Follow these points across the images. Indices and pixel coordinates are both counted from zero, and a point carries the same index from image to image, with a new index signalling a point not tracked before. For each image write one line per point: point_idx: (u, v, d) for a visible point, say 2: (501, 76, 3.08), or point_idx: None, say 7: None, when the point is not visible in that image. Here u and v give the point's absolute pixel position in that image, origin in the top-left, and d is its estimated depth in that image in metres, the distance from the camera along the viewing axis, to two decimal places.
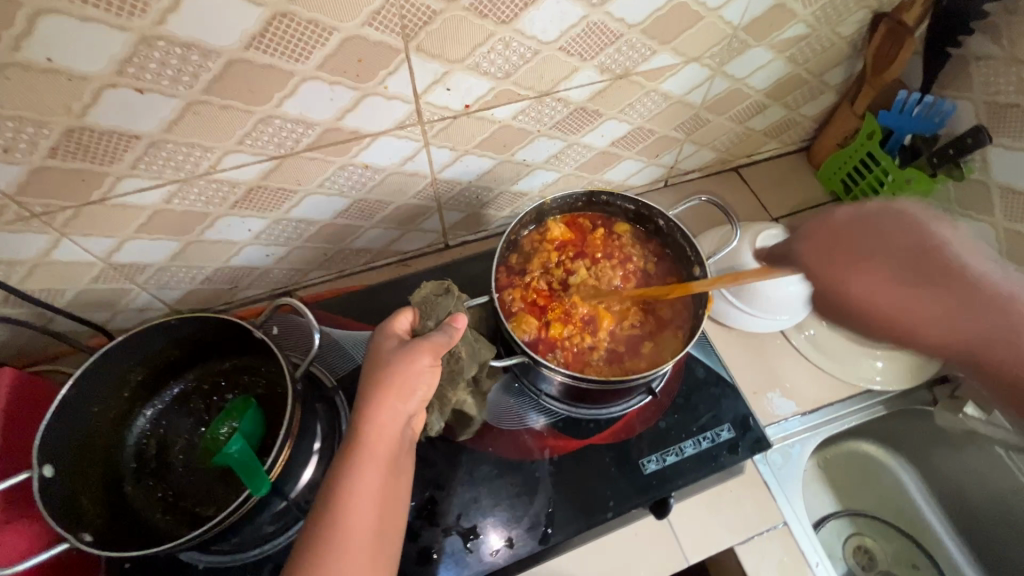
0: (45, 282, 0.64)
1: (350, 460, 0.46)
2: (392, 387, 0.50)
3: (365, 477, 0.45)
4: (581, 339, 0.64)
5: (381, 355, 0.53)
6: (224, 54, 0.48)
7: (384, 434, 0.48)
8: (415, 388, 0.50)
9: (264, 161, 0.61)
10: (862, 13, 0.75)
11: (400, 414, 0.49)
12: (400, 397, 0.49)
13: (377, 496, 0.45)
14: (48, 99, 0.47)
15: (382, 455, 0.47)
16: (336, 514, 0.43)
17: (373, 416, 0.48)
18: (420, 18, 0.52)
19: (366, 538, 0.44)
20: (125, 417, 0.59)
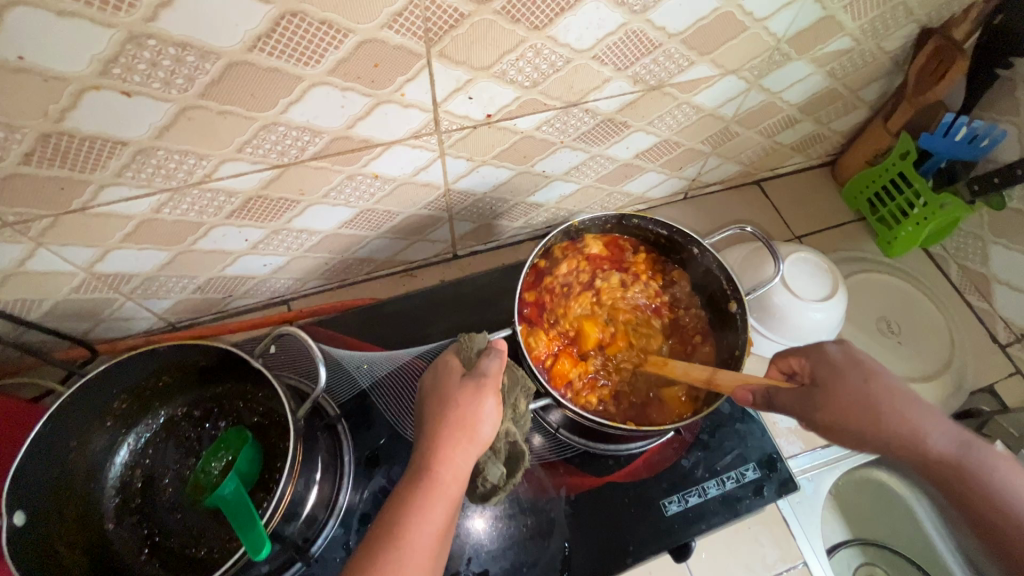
0: (19, 293, 0.59)
1: (415, 502, 0.41)
2: (457, 423, 0.45)
3: (429, 523, 0.40)
4: (592, 369, 0.61)
5: (446, 387, 0.48)
6: (224, 56, 0.43)
7: (455, 474, 0.43)
8: (484, 432, 0.45)
9: (264, 170, 0.55)
10: (909, 28, 0.71)
11: (469, 460, 0.44)
12: (473, 442, 0.45)
13: (433, 550, 0.40)
14: (19, 102, 0.41)
15: (447, 502, 0.42)
16: (390, 560, 0.38)
17: (444, 457, 0.43)
18: (446, 21, 0.47)
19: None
20: (107, 448, 0.54)
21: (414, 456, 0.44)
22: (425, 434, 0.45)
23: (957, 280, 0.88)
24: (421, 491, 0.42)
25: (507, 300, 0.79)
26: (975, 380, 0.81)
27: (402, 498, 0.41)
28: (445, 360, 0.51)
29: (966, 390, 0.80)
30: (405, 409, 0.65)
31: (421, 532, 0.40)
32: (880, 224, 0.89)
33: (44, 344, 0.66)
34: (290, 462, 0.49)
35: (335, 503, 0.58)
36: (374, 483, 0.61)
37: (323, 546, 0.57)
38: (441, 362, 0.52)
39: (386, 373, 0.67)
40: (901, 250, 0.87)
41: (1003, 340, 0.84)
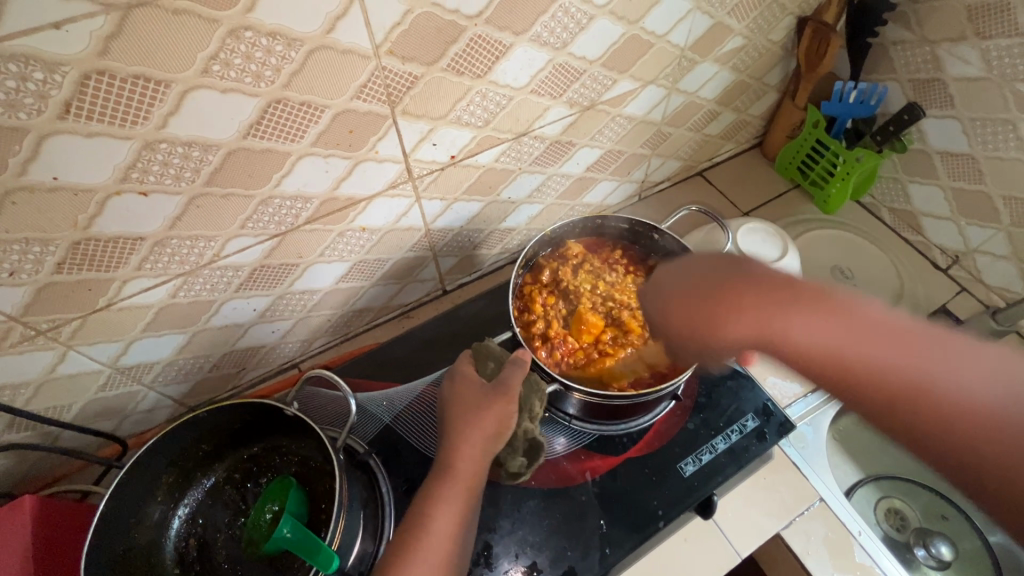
0: (52, 399, 0.62)
1: (437, 489, 0.51)
2: (477, 425, 0.54)
3: (449, 503, 0.51)
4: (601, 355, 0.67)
5: (460, 391, 0.58)
6: (224, 145, 0.50)
7: (476, 468, 0.53)
8: (492, 426, 0.55)
9: (265, 241, 0.62)
10: (788, 20, 0.83)
11: (486, 450, 0.54)
12: (484, 436, 0.54)
13: (453, 522, 0.50)
14: (53, 216, 0.47)
15: (463, 487, 0.52)
16: (420, 533, 0.49)
17: (458, 450, 0.53)
18: (403, 84, 0.55)
19: (439, 558, 0.48)
20: (159, 523, 0.57)
21: (442, 451, 0.55)
22: (444, 434, 0.56)
23: (890, 221, 0.98)
24: (447, 479, 0.52)
25: (501, 319, 0.85)
26: (927, 304, 0.90)
27: (427, 487, 0.52)
28: (461, 367, 0.60)
29: (923, 314, 0.89)
30: (431, 434, 0.70)
31: (442, 512, 0.50)
32: (814, 187, 1.00)
33: (76, 447, 0.70)
34: (337, 496, 0.53)
35: (380, 533, 0.61)
36: None
37: None
38: (458, 367, 0.61)
39: (407, 404, 0.73)
40: (837, 205, 0.98)
41: (943, 265, 0.93)
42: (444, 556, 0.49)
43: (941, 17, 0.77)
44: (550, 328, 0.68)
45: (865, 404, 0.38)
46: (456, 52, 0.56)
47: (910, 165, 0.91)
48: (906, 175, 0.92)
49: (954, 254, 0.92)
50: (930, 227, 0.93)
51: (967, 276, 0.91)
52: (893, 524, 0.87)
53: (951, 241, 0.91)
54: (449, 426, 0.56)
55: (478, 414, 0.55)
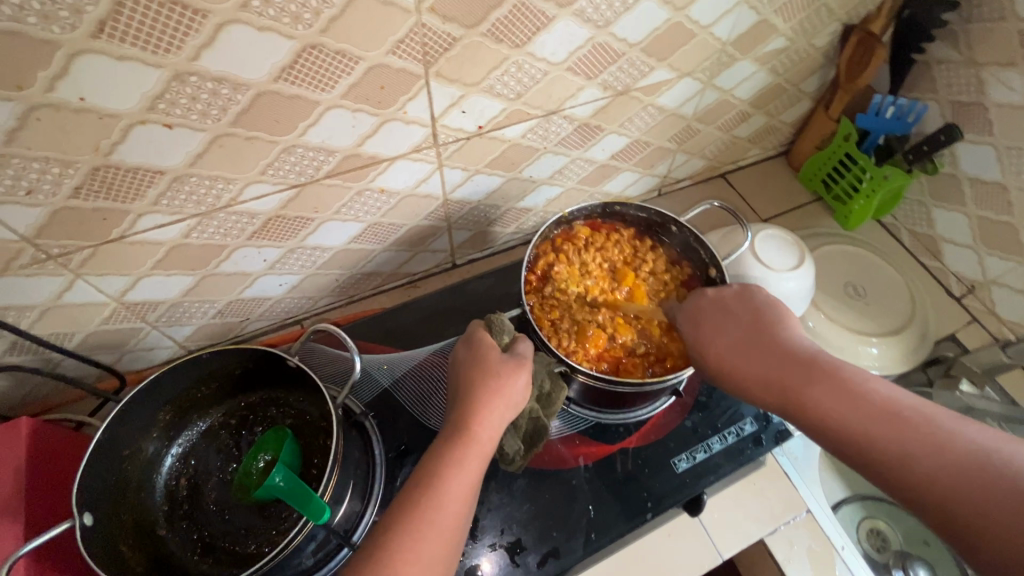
0: (56, 325, 0.62)
1: (456, 452, 0.50)
2: (494, 394, 0.54)
3: (467, 467, 0.50)
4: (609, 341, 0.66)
5: (481, 356, 0.57)
6: (254, 86, 0.49)
7: (491, 438, 0.52)
8: (514, 396, 0.55)
9: (284, 190, 0.61)
10: (834, 26, 0.81)
11: (502, 421, 0.53)
12: (505, 405, 0.54)
13: (470, 488, 0.49)
14: (76, 139, 0.46)
15: (482, 454, 0.51)
16: (436, 494, 0.47)
17: (480, 415, 0.52)
18: (441, 45, 0.54)
19: (453, 521, 0.47)
20: (152, 459, 0.57)
21: (455, 417, 0.53)
22: (463, 397, 0.54)
23: (909, 244, 0.97)
24: (462, 445, 0.50)
25: (508, 299, 0.85)
26: (937, 330, 0.89)
27: (443, 449, 0.50)
28: (481, 335, 0.59)
29: (931, 339, 0.88)
30: (429, 402, 0.70)
31: (461, 475, 0.49)
32: (836, 201, 0.99)
33: (74, 377, 0.70)
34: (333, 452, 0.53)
35: (369, 495, 0.61)
36: (405, 472, 0.66)
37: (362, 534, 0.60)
38: (475, 334, 0.60)
39: (408, 371, 0.72)
40: (858, 221, 0.97)
41: (957, 293, 0.92)
42: (457, 519, 0.47)
43: (991, 39, 0.76)
44: (555, 314, 0.68)
45: (769, 401, 0.55)
46: (497, 18, 0.54)
47: (937, 188, 0.89)
48: (932, 199, 0.91)
49: (970, 283, 0.91)
50: (950, 254, 0.92)
51: (979, 307, 0.90)
52: (874, 544, 0.87)
53: (969, 270, 0.90)
54: (469, 390, 0.54)
55: (495, 383, 0.54)
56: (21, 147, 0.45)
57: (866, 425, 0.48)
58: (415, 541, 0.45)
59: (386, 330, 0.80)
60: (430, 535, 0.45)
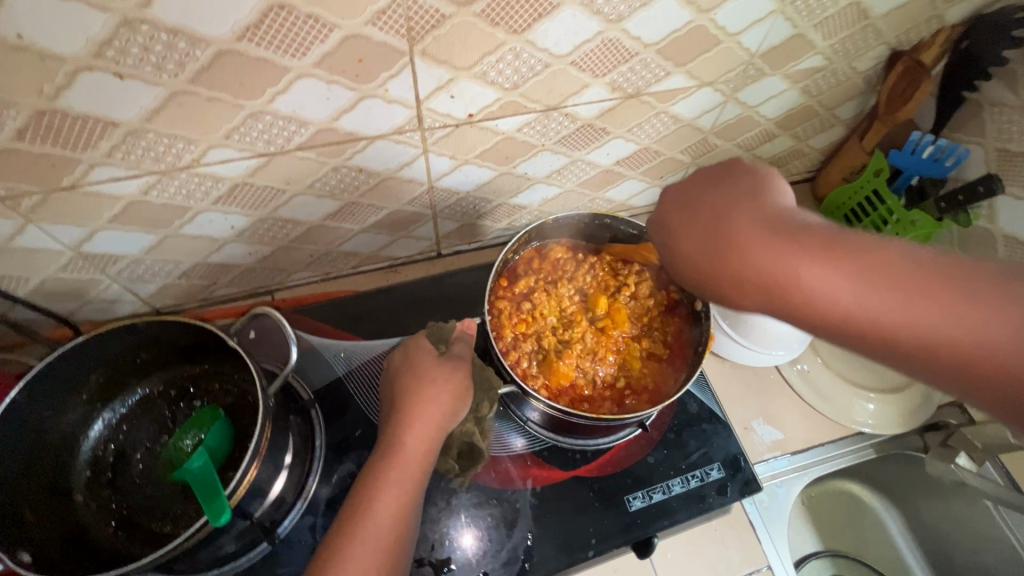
0: (7, 268, 0.60)
1: (385, 467, 0.48)
2: (420, 403, 0.52)
3: (396, 481, 0.47)
4: (572, 365, 0.62)
5: (415, 366, 0.55)
6: (214, 43, 0.45)
7: (422, 448, 0.50)
8: (447, 403, 0.53)
9: (251, 157, 0.57)
10: (880, 50, 0.74)
11: (435, 432, 0.51)
12: (437, 414, 0.51)
13: (403, 502, 0.47)
14: (16, 79, 0.43)
15: (414, 465, 0.49)
16: (362, 512, 0.45)
17: (410, 425, 0.50)
18: (428, 21, 0.49)
19: (383, 540, 0.45)
20: (82, 420, 0.55)
21: (388, 429, 0.51)
22: (395, 408, 0.52)
23: None
24: (391, 459, 0.48)
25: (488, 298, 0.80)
26: (942, 394, 0.82)
27: (372, 465, 0.49)
28: (416, 341, 0.57)
29: (934, 403, 0.81)
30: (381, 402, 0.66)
31: (390, 490, 0.47)
32: None
33: (29, 321, 0.68)
34: (253, 444, 0.49)
35: (303, 488, 0.59)
36: (343, 469, 0.62)
37: (289, 527, 0.58)
38: (414, 341, 0.58)
39: (364, 362, 0.69)
40: None
41: None
42: (391, 537, 0.45)
43: None
44: (517, 330, 0.64)
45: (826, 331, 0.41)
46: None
47: (968, 241, 0.82)
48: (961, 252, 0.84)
49: None
50: None
51: None
52: None
53: None
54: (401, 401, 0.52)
55: (426, 392, 0.52)
56: None
57: (941, 348, 0.36)
58: (341, 564, 0.43)
59: (355, 314, 0.77)
60: (357, 557, 0.43)
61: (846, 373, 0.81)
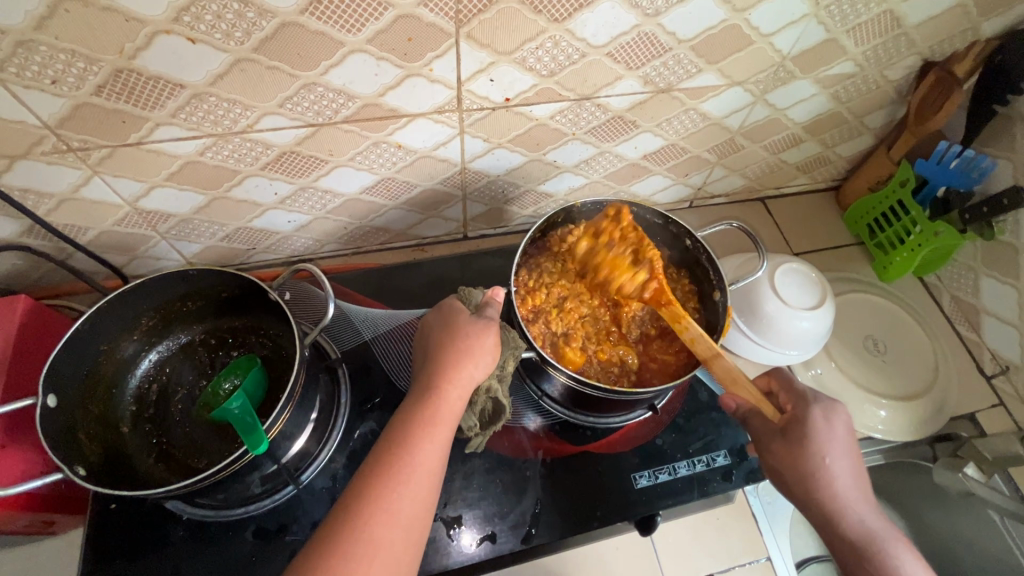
0: (71, 218, 0.65)
1: (426, 412, 0.49)
2: (459, 351, 0.53)
3: (437, 425, 0.49)
4: (569, 342, 0.65)
5: (451, 322, 0.56)
6: (279, 15, 0.49)
7: (461, 395, 0.51)
8: (485, 353, 0.54)
9: (301, 127, 0.61)
10: (912, 60, 0.75)
11: (472, 381, 0.52)
12: (475, 363, 0.53)
13: (442, 446, 0.48)
14: (101, 37, 0.47)
15: (452, 412, 0.50)
16: (407, 452, 0.46)
17: (450, 373, 0.52)
18: (475, 5, 0.52)
19: (426, 480, 0.46)
20: (130, 359, 0.60)
21: (426, 375, 0.52)
22: (432, 359, 0.54)
23: (948, 309, 0.91)
24: (432, 402, 0.50)
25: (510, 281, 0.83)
26: (956, 406, 0.83)
27: (415, 411, 0.49)
28: (450, 303, 0.59)
29: (947, 415, 0.81)
30: (403, 367, 0.69)
31: (433, 433, 0.48)
32: (877, 249, 0.92)
33: (84, 270, 0.73)
34: (289, 388, 0.53)
35: (326, 440, 0.62)
36: (366, 426, 0.65)
37: (312, 475, 0.61)
38: (447, 303, 0.60)
39: (389, 329, 0.72)
40: (896, 275, 0.90)
41: (988, 372, 0.86)
42: (432, 479, 0.47)
43: None
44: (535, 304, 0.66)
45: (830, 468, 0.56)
46: None
47: (991, 256, 0.82)
48: (983, 267, 0.84)
49: (1005, 363, 0.84)
50: (990, 328, 0.85)
51: (1009, 392, 0.84)
52: None
53: (1007, 349, 0.83)
54: (437, 353, 0.54)
55: (467, 342, 0.53)
56: (49, 36, 0.46)
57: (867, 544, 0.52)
58: (388, 500, 0.44)
59: (382, 286, 0.81)
60: (405, 494, 0.45)
61: (859, 378, 0.82)
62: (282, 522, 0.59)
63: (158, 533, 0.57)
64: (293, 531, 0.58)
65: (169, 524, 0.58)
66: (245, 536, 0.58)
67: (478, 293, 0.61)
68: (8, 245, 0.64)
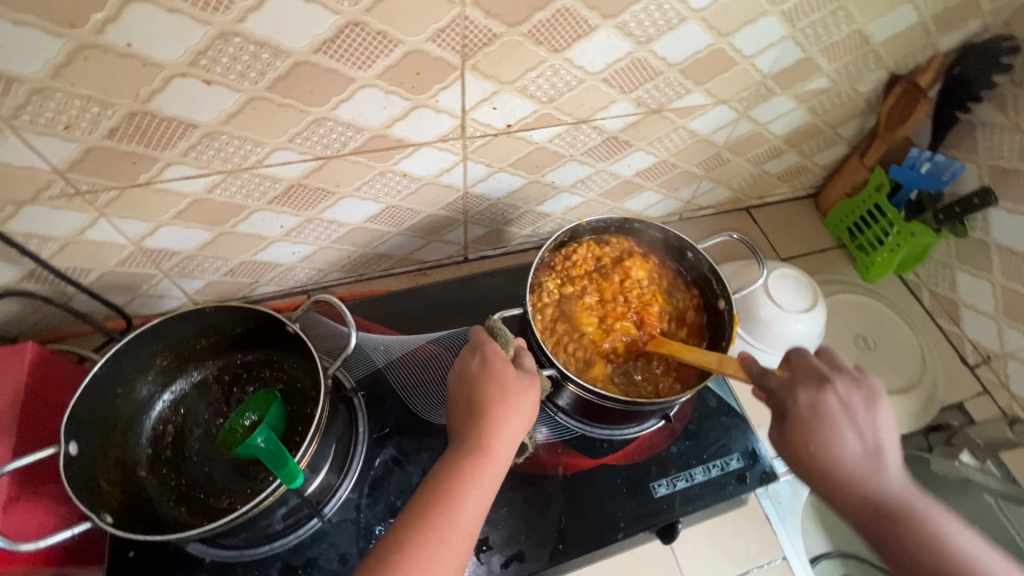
0: (73, 260, 0.64)
1: (473, 470, 0.49)
2: (503, 403, 0.53)
3: (484, 484, 0.49)
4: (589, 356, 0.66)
5: (494, 368, 0.55)
6: (294, 55, 0.50)
7: (505, 451, 0.52)
8: (526, 406, 0.54)
9: (309, 160, 0.62)
10: (880, 74, 0.80)
11: (513, 435, 0.53)
12: (518, 419, 0.53)
13: (474, 511, 0.48)
14: (118, 83, 0.48)
15: (498, 470, 0.51)
16: (454, 512, 0.47)
17: (498, 431, 0.52)
18: (480, 39, 0.55)
19: (465, 542, 0.46)
20: (145, 401, 0.59)
21: (472, 427, 0.52)
22: (476, 408, 0.53)
23: (928, 303, 0.95)
24: (474, 453, 0.50)
25: (513, 300, 0.85)
26: (944, 397, 0.86)
27: (458, 462, 0.50)
28: (491, 344, 0.57)
29: (936, 406, 0.85)
30: (418, 392, 0.69)
31: (477, 493, 0.48)
32: (859, 251, 0.97)
33: (85, 312, 0.72)
34: (316, 421, 0.53)
35: (347, 470, 0.62)
36: (385, 453, 0.65)
37: (335, 508, 0.61)
38: (484, 343, 0.58)
39: (402, 355, 0.72)
40: (878, 275, 0.95)
41: (971, 362, 0.90)
42: (462, 534, 0.46)
43: None
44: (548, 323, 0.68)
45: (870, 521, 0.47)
46: (540, 20, 0.55)
47: (964, 252, 0.88)
48: (958, 263, 0.89)
49: (986, 353, 0.89)
50: (969, 321, 0.90)
51: (993, 379, 0.88)
52: None
53: (986, 338, 0.88)
54: (482, 403, 0.53)
55: (509, 394, 0.53)
56: (65, 84, 0.47)
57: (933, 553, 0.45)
58: (427, 559, 0.44)
59: (388, 312, 0.81)
60: (447, 557, 0.45)
61: None
62: (308, 558, 0.58)
63: None
64: (320, 565, 0.58)
65: (191, 568, 0.57)
66: (271, 574, 0.57)
67: (508, 332, 0.61)
68: (8, 291, 0.63)
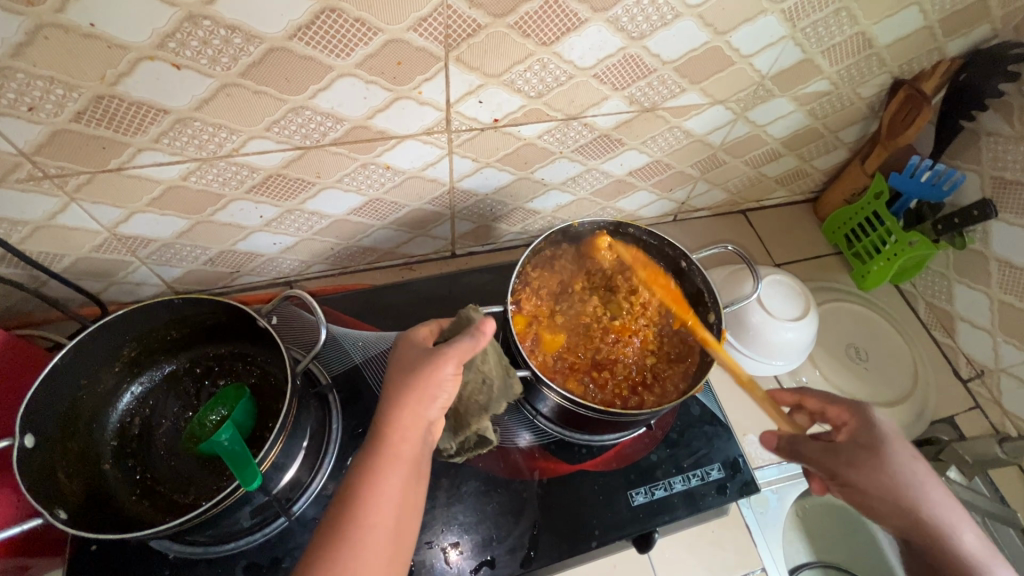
0: (44, 245, 0.63)
1: (380, 461, 0.46)
2: (409, 388, 0.49)
3: (395, 477, 0.46)
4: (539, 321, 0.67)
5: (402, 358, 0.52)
6: (267, 41, 0.48)
7: (414, 436, 0.48)
8: (437, 386, 0.50)
9: (287, 150, 0.60)
10: (883, 78, 0.78)
11: (425, 417, 0.49)
12: (429, 402, 0.49)
13: (395, 501, 0.45)
14: (82, 64, 0.46)
15: (410, 458, 0.47)
16: (367, 505, 0.44)
17: (405, 418, 0.48)
18: (464, 29, 0.53)
19: (382, 536, 0.44)
20: (113, 393, 0.58)
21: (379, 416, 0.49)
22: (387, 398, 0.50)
23: (924, 315, 0.94)
24: (382, 445, 0.47)
25: (499, 298, 0.83)
26: (935, 411, 0.85)
27: (368, 456, 0.47)
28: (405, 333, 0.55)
29: (927, 419, 0.84)
30: None
31: (388, 487, 0.45)
32: (855, 258, 0.95)
33: (59, 298, 0.70)
34: (281, 419, 0.51)
35: (318, 468, 0.61)
36: (358, 453, 0.64)
37: (305, 506, 0.60)
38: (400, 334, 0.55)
39: (380, 352, 0.71)
40: (874, 284, 0.93)
41: (965, 376, 0.88)
42: (380, 530, 0.44)
43: None
44: (538, 277, 0.69)
45: None
46: (526, 11, 0.53)
47: (962, 264, 0.86)
48: (955, 274, 0.87)
49: (980, 367, 0.87)
50: (964, 333, 0.88)
51: (985, 395, 0.86)
52: None
53: (981, 354, 0.86)
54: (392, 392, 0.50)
55: (416, 378, 0.49)
56: (25, 64, 0.45)
57: None
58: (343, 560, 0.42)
59: (371, 307, 0.79)
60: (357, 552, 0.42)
61: (843, 384, 0.84)
62: (274, 556, 0.57)
63: (143, 571, 0.55)
64: (286, 565, 0.57)
65: (155, 563, 0.56)
66: (235, 573, 0.56)
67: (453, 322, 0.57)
68: None
